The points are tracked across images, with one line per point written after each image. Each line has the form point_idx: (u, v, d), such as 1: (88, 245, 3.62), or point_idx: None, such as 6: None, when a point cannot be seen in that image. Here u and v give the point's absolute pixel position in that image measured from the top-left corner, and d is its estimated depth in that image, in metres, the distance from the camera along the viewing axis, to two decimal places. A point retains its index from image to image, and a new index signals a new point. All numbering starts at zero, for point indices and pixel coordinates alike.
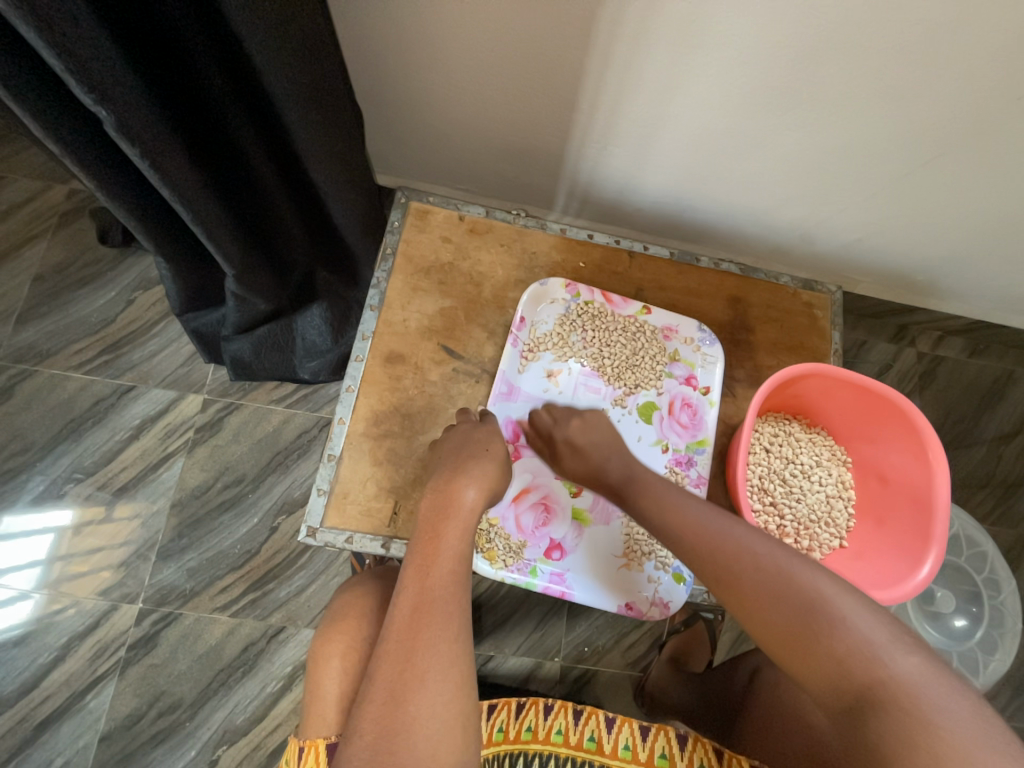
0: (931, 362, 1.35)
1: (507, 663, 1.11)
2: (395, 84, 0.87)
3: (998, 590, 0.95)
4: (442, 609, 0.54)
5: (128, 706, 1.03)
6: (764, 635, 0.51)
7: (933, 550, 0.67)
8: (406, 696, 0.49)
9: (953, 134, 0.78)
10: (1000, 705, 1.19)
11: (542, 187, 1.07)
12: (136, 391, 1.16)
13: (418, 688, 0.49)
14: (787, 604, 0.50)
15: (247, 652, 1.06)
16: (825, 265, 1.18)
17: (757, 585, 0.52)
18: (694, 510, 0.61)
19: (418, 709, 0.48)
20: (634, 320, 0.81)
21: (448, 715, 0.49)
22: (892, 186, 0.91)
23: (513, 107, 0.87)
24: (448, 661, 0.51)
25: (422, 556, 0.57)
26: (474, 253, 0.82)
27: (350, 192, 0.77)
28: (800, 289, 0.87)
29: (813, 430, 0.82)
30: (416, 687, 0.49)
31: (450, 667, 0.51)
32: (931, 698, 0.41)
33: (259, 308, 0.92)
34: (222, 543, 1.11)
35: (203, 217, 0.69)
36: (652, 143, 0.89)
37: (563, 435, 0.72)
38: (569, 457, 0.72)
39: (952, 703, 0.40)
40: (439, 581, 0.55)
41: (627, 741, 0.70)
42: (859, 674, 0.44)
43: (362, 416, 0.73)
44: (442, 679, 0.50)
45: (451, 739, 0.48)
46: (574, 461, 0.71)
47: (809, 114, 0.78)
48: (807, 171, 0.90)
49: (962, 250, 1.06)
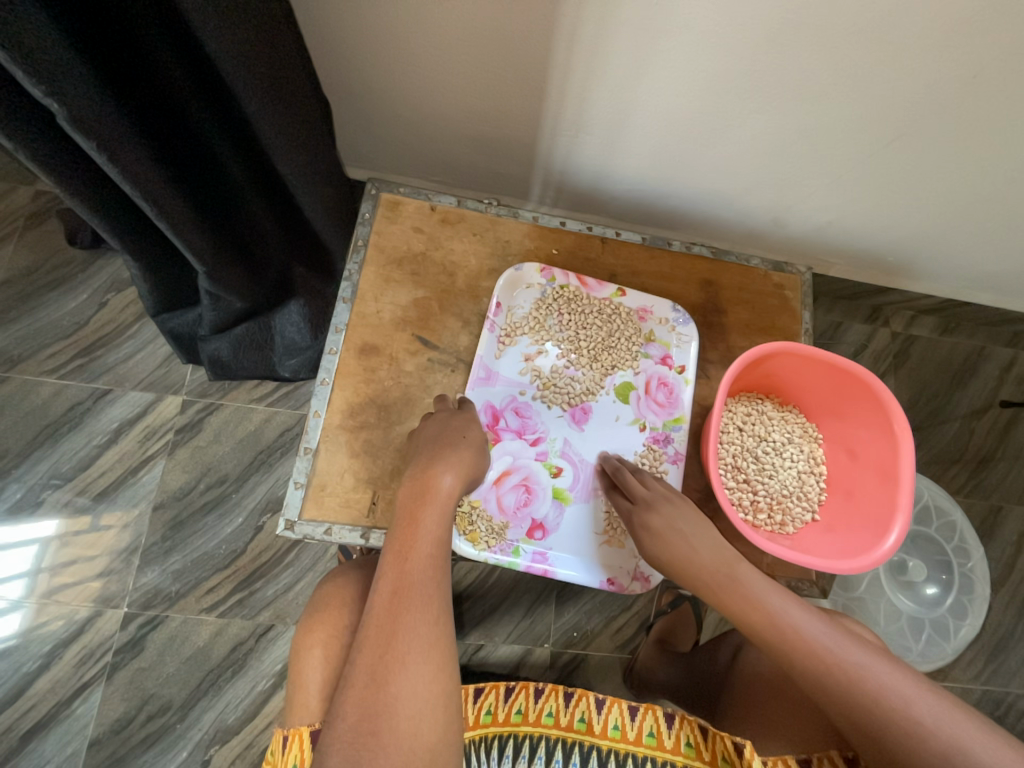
0: (904, 341, 1.39)
1: (498, 651, 1.12)
2: (364, 77, 0.86)
3: (967, 557, 0.98)
4: (421, 593, 0.54)
5: (117, 711, 1.02)
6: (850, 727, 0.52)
7: (899, 518, 0.68)
8: (388, 678, 0.49)
9: (912, 115, 0.79)
10: (977, 670, 1.23)
11: (517, 178, 1.08)
12: (112, 394, 1.15)
13: (399, 670, 0.50)
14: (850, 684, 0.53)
15: (236, 651, 1.06)
16: (799, 248, 1.20)
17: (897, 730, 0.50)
18: (817, 633, 0.57)
19: (400, 691, 0.49)
20: (609, 302, 0.81)
21: (429, 694, 0.50)
22: (857, 170, 0.93)
23: (483, 100, 0.87)
24: (428, 642, 0.52)
25: (401, 542, 0.58)
26: (446, 242, 0.82)
27: (319, 183, 0.77)
28: (771, 271, 0.88)
29: (785, 409, 0.83)
30: (397, 668, 0.50)
31: (430, 647, 0.52)
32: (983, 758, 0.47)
33: (234, 307, 0.91)
34: (207, 544, 1.11)
35: (171, 213, 0.68)
36: (622, 130, 0.89)
37: (643, 520, 0.69)
38: (651, 547, 0.68)
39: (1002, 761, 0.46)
40: (418, 565, 0.56)
41: (616, 721, 0.71)
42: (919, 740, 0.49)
43: (338, 408, 0.73)
44: (424, 660, 0.51)
45: (432, 716, 0.49)
46: (656, 547, 0.67)
47: (773, 99, 0.79)
48: (776, 156, 0.91)
49: (930, 230, 1.08)
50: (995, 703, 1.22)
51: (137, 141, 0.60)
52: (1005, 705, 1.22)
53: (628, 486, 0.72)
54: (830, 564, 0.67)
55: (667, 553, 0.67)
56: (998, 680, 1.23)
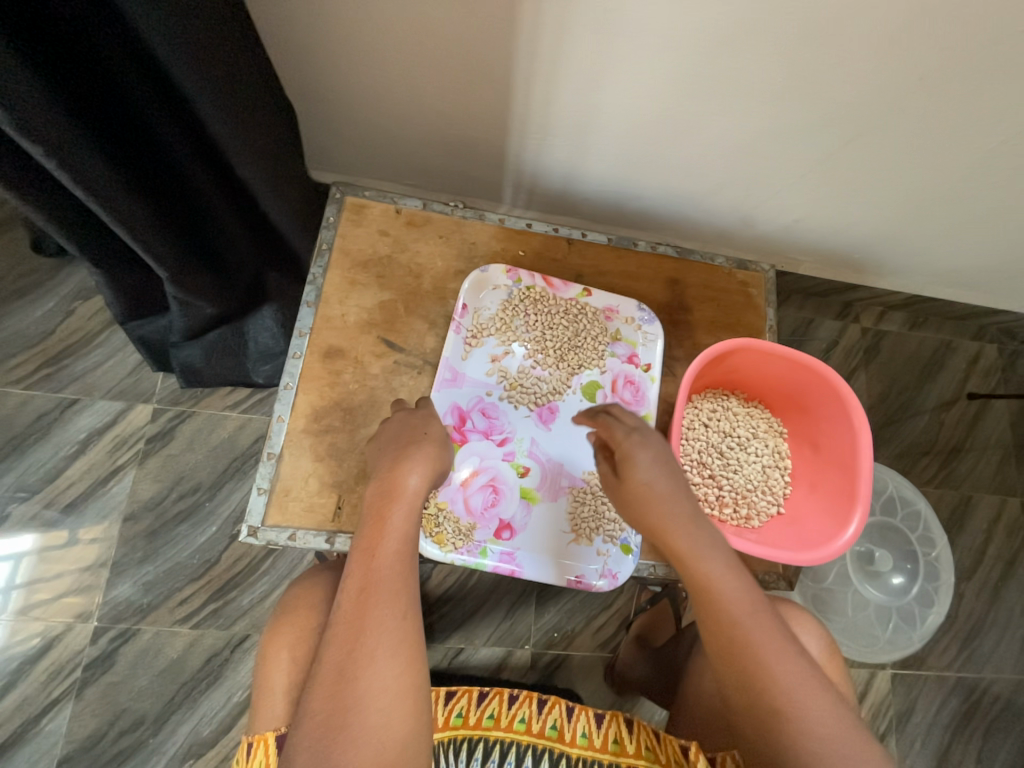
0: (874, 337, 1.42)
1: (478, 653, 1.11)
2: (330, 82, 0.86)
3: (932, 546, 1.00)
4: (388, 590, 0.54)
5: (87, 728, 0.99)
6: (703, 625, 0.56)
7: (858, 509, 0.70)
8: (356, 674, 0.49)
9: (866, 115, 0.82)
10: (951, 658, 1.25)
11: (489, 181, 1.08)
12: (80, 404, 1.13)
13: (368, 666, 0.49)
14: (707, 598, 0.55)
15: (210, 663, 1.04)
16: (768, 247, 1.22)
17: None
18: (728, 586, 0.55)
19: (369, 686, 0.48)
20: (575, 302, 0.82)
21: (400, 688, 0.50)
22: (817, 169, 0.95)
23: (450, 103, 0.87)
24: (397, 638, 0.51)
25: (367, 540, 0.57)
26: (412, 245, 0.82)
27: (282, 186, 0.76)
28: (735, 269, 0.90)
29: (750, 404, 0.85)
30: (366, 664, 0.49)
31: (399, 642, 0.51)
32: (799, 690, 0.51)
33: (205, 313, 0.89)
34: (180, 554, 1.09)
35: (128, 217, 0.67)
36: (588, 131, 0.90)
37: (641, 436, 0.65)
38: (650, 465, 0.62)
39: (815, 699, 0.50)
40: (385, 562, 0.55)
41: (584, 729, 0.71)
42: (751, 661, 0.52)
43: (303, 412, 0.72)
44: (393, 655, 0.51)
45: (404, 710, 0.49)
46: (655, 466, 0.62)
47: (732, 100, 0.80)
48: (738, 155, 0.92)
49: (892, 228, 1.11)
50: (969, 689, 1.24)
51: (88, 144, 0.59)
52: (979, 691, 1.24)
53: (621, 413, 0.70)
54: (792, 556, 0.68)
55: (662, 481, 0.61)
56: (971, 667, 1.25)
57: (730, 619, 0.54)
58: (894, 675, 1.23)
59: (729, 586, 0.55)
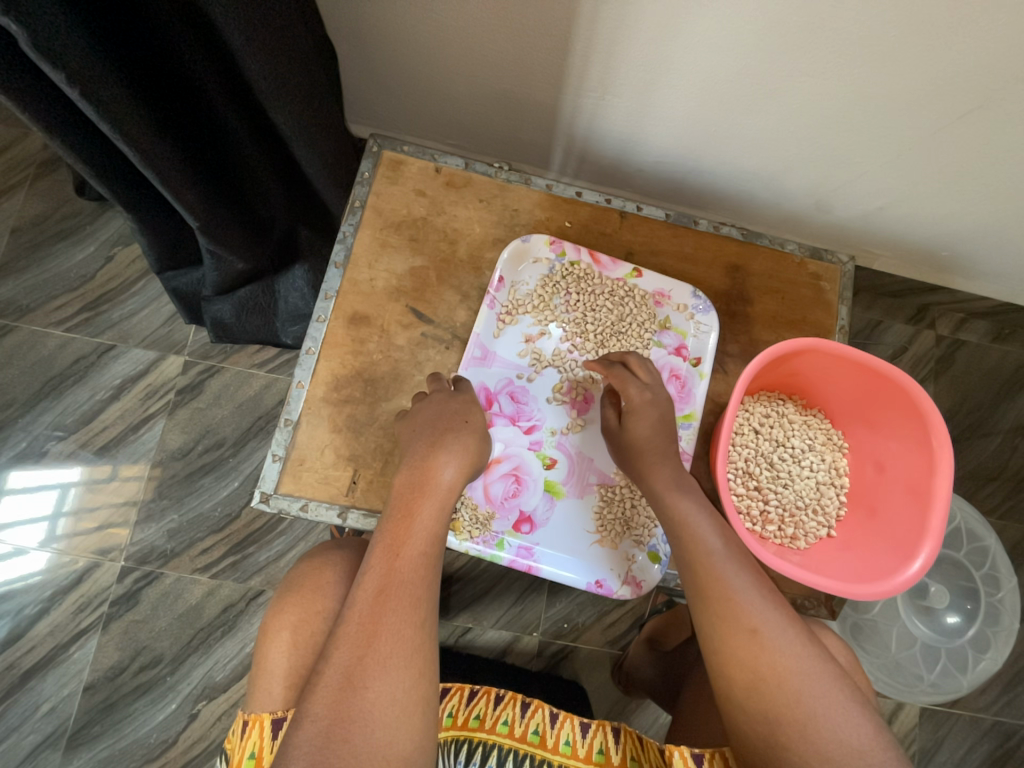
0: (949, 346, 1.27)
1: (486, 635, 1.10)
2: (372, 24, 0.78)
3: (997, 587, 0.92)
4: (409, 594, 0.51)
5: (111, 659, 1.04)
6: (695, 583, 0.57)
7: (928, 543, 0.62)
8: (365, 682, 0.46)
9: (990, 86, 0.67)
10: (989, 700, 1.16)
11: (537, 143, 0.99)
12: (116, 351, 1.14)
13: (379, 674, 0.47)
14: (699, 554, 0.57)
15: (227, 612, 1.07)
16: (842, 235, 1.09)
17: (790, 708, 0.48)
18: (707, 536, 0.59)
19: (378, 697, 0.46)
20: (622, 283, 0.75)
21: (409, 702, 0.47)
22: (918, 149, 0.81)
23: (500, 50, 0.78)
24: (412, 647, 0.49)
25: (393, 535, 0.55)
26: (450, 208, 0.76)
27: (317, 134, 0.70)
28: (807, 258, 0.80)
29: (808, 413, 0.76)
30: (377, 672, 0.47)
31: (413, 651, 0.49)
32: (780, 633, 0.52)
33: (236, 268, 0.86)
34: (203, 505, 1.11)
35: (157, 162, 0.62)
36: (654, 92, 0.79)
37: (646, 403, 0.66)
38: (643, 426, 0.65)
39: (796, 644, 0.52)
40: (409, 564, 0.53)
41: (568, 737, 0.68)
42: (742, 614, 0.53)
43: (323, 380, 0.69)
44: (405, 666, 0.48)
45: (411, 725, 0.47)
46: (645, 433, 0.66)
47: (828, 59, 0.67)
48: (826, 125, 0.79)
49: (996, 225, 0.96)
50: (1006, 734, 1.15)
51: (114, 78, 0.53)
52: (1017, 738, 1.15)
53: (632, 372, 0.69)
54: (846, 587, 0.61)
55: (655, 440, 0.65)
56: (1012, 712, 1.16)
57: (700, 553, 0.57)
58: (923, 708, 1.14)
59: (699, 517, 0.60)
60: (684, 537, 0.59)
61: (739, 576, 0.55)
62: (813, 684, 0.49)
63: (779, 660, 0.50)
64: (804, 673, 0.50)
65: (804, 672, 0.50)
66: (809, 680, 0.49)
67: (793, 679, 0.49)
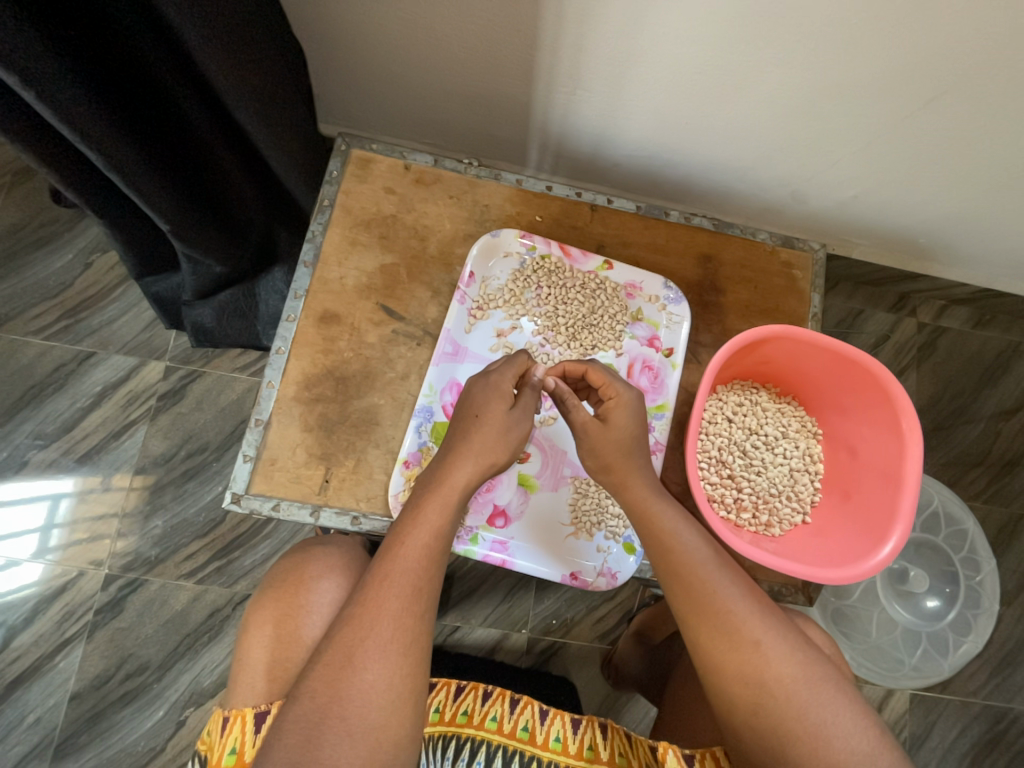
0: (932, 333, 1.28)
1: (474, 633, 1.10)
2: (342, 26, 0.78)
3: (976, 570, 0.93)
4: (410, 584, 0.51)
5: (96, 669, 1.04)
6: (689, 590, 0.55)
7: (898, 527, 0.62)
8: (364, 664, 0.47)
9: (961, 71, 0.68)
10: (979, 684, 1.16)
11: (513, 140, 0.99)
12: (96, 358, 1.14)
13: (377, 657, 0.48)
14: (697, 562, 0.55)
15: (212, 618, 1.07)
16: (820, 225, 1.09)
17: (788, 714, 0.49)
18: (692, 542, 0.57)
19: (375, 680, 0.47)
20: (594, 276, 0.75)
21: (404, 689, 0.48)
22: (888, 137, 0.82)
23: (471, 48, 0.78)
24: (411, 635, 0.50)
25: (401, 525, 0.55)
26: (420, 205, 0.76)
27: (284, 133, 0.70)
28: (779, 247, 0.80)
29: (782, 400, 0.76)
30: (375, 655, 0.48)
31: (411, 639, 0.50)
32: (778, 639, 0.52)
33: (214, 271, 0.86)
34: (187, 510, 1.10)
35: (123, 167, 0.62)
36: (624, 85, 0.79)
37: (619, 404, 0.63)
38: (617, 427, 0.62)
39: (793, 653, 0.51)
40: (412, 555, 0.53)
41: (558, 733, 0.68)
42: (743, 627, 0.52)
43: (293, 379, 0.69)
44: (404, 653, 0.49)
45: (403, 712, 0.48)
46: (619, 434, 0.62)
47: (794, 50, 0.68)
48: (796, 116, 0.80)
49: (970, 211, 0.97)
50: (996, 718, 1.15)
51: (76, 81, 0.53)
52: (1006, 721, 1.15)
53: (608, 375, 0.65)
54: (818, 572, 0.61)
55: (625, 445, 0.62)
56: (1001, 696, 1.16)
57: (690, 566, 0.55)
58: (914, 695, 1.15)
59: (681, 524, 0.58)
60: (657, 528, 0.58)
61: (736, 587, 0.54)
62: (810, 689, 0.50)
63: (773, 667, 0.51)
64: (798, 677, 0.50)
65: (797, 675, 0.50)
66: (807, 684, 0.50)
67: (787, 683, 0.50)
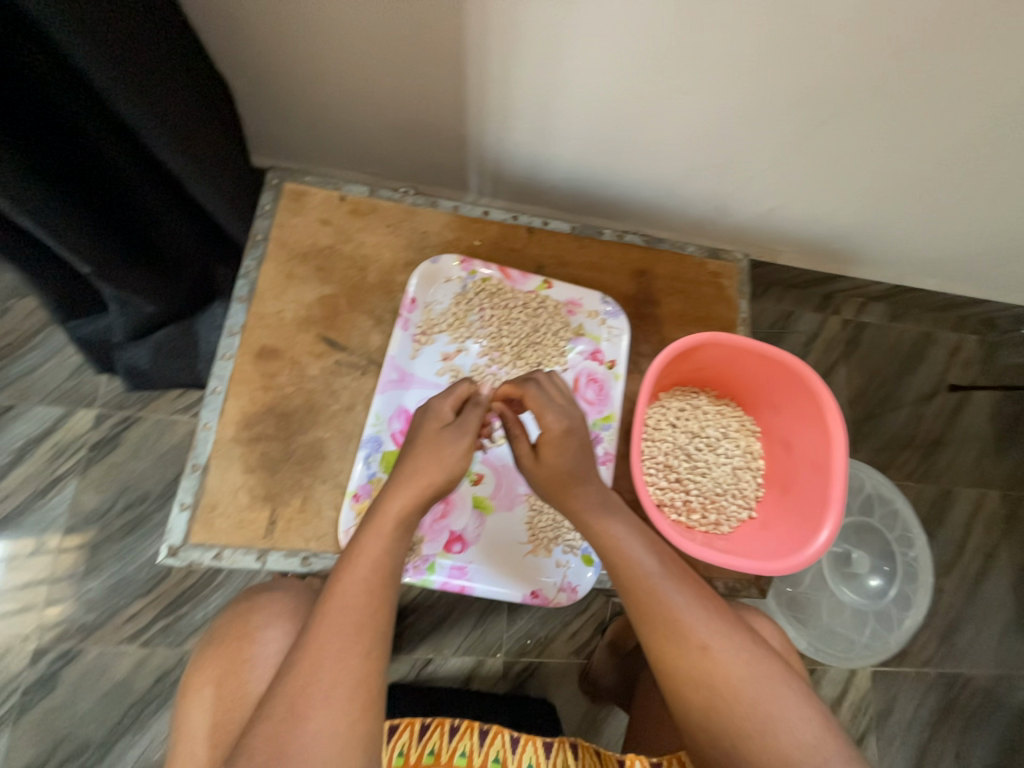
0: (855, 329, 1.39)
1: (447, 664, 1.07)
2: (271, 63, 0.79)
3: (909, 545, 1.00)
4: (351, 622, 0.50)
5: (24, 757, 0.93)
6: (639, 600, 0.56)
7: (831, 514, 0.66)
8: (307, 713, 0.45)
9: (846, 94, 0.76)
10: (929, 654, 1.23)
11: (453, 167, 1.02)
12: (16, 410, 1.05)
13: (320, 705, 0.45)
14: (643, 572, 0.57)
15: (160, 683, 0.98)
16: (747, 236, 1.17)
17: (738, 714, 0.51)
18: (641, 551, 0.58)
19: (319, 730, 0.44)
20: (534, 296, 0.77)
21: (352, 737, 0.45)
22: (794, 154, 0.90)
23: (403, 82, 0.80)
24: (357, 677, 0.47)
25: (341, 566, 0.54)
26: (357, 235, 0.76)
27: (211, 169, 0.68)
28: (707, 258, 0.85)
29: (721, 402, 0.81)
30: (320, 702, 0.45)
31: (358, 681, 0.47)
32: (724, 640, 0.53)
33: (146, 310, 0.82)
34: (127, 567, 1.02)
35: (33, 210, 0.58)
36: (552, 113, 0.83)
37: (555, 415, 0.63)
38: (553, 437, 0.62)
39: (742, 653, 0.53)
40: (352, 594, 0.51)
41: (531, 760, 0.67)
42: (691, 632, 0.53)
43: (231, 419, 0.67)
44: (349, 696, 0.46)
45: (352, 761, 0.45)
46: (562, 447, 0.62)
47: (701, 78, 0.74)
48: (711, 137, 0.87)
49: (873, 217, 1.07)
50: (948, 685, 1.22)
51: None
52: (957, 687, 1.23)
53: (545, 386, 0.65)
54: (762, 565, 0.64)
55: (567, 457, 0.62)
56: (951, 664, 1.23)
57: (637, 577, 0.57)
58: (874, 672, 1.20)
59: (629, 531, 0.60)
60: (607, 540, 0.59)
61: (685, 592, 0.56)
62: (757, 686, 0.51)
63: (722, 668, 0.52)
64: (746, 676, 0.52)
65: (745, 674, 0.52)
66: (754, 683, 0.52)
67: (735, 683, 0.52)
